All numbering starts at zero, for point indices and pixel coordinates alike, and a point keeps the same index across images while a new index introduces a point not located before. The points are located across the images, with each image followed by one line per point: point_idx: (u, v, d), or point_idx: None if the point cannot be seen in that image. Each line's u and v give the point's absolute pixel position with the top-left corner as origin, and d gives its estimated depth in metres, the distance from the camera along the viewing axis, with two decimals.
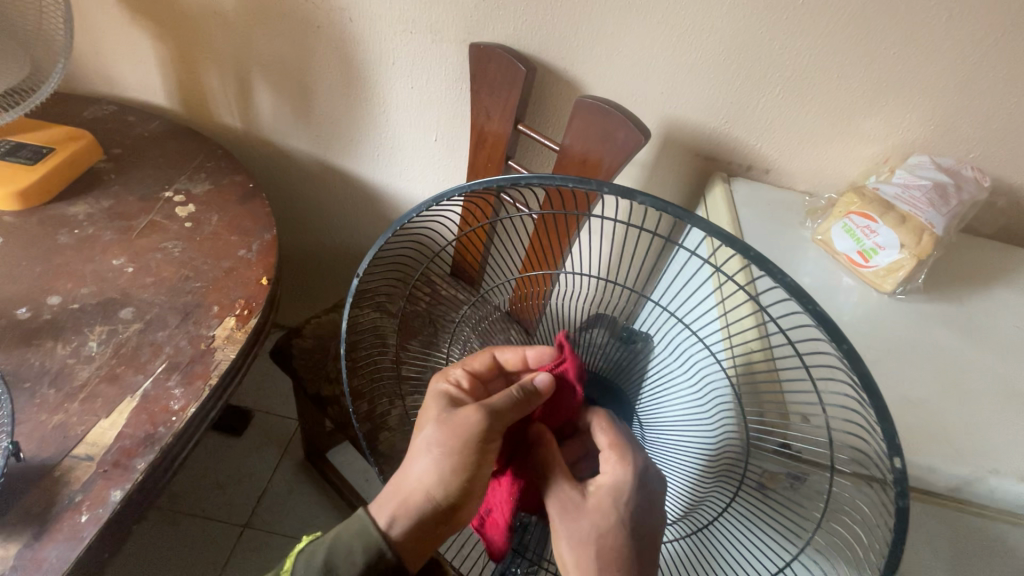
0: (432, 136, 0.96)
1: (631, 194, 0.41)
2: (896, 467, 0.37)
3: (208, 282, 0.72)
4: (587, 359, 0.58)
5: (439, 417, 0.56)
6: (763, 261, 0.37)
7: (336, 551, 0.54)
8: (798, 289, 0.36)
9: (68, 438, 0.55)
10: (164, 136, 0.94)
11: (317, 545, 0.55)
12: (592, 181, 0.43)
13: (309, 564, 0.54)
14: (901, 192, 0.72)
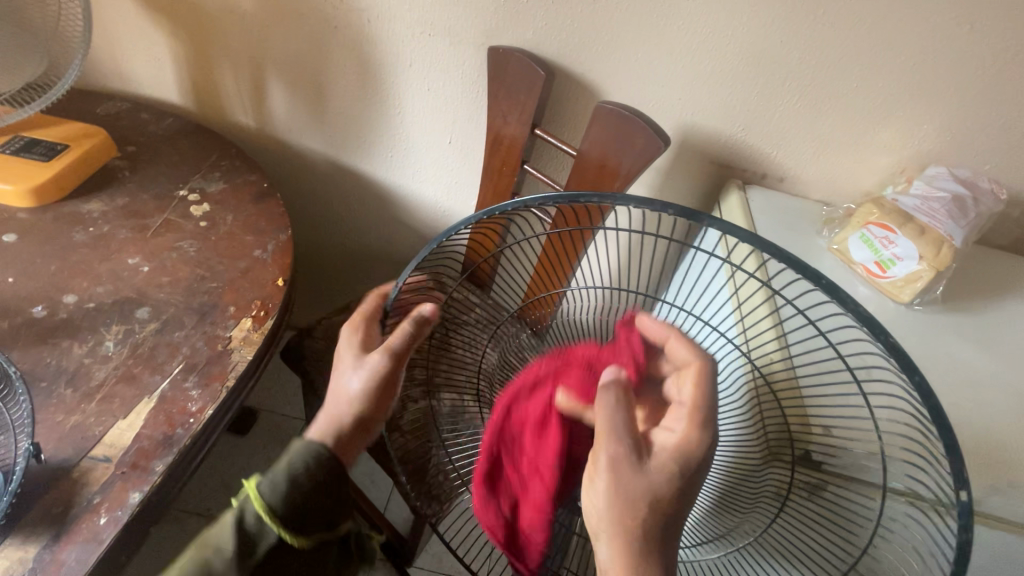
0: (447, 139, 0.95)
1: (698, 217, 0.45)
2: (963, 499, 0.37)
3: (224, 282, 0.72)
4: None
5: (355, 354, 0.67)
6: (833, 288, 0.39)
7: (293, 464, 0.57)
8: (870, 317, 0.38)
9: (85, 439, 0.55)
10: (178, 133, 0.93)
11: (268, 476, 0.56)
12: (658, 203, 0.46)
13: (272, 489, 0.55)
14: (920, 205, 0.72)
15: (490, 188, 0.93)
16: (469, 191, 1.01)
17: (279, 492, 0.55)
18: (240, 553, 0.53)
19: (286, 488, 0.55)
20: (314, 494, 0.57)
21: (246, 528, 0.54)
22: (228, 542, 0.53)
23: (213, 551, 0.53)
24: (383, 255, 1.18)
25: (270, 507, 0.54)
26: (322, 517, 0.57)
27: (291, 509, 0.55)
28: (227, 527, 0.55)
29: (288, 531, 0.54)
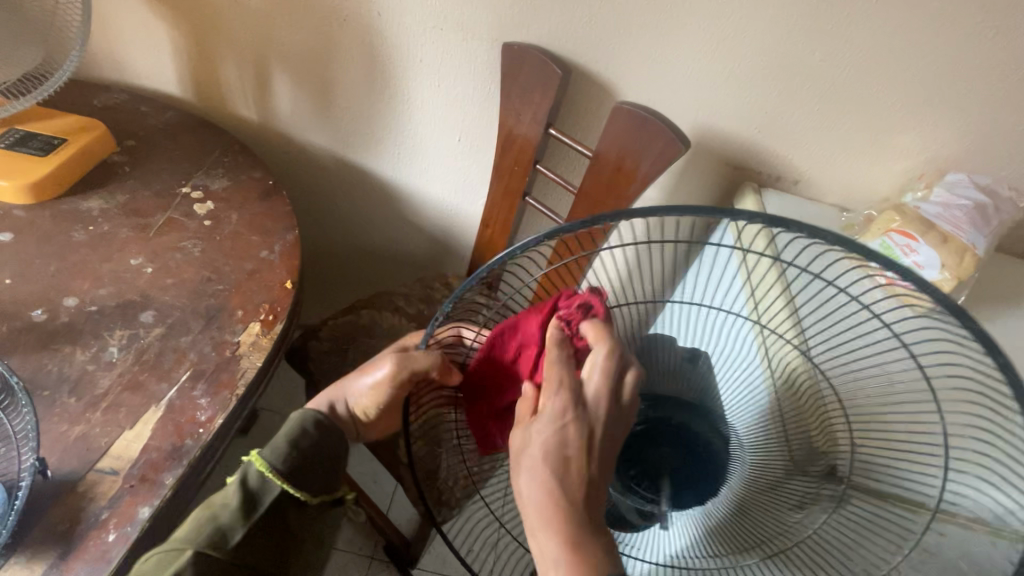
0: (457, 136, 0.92)
1: (788, 224, 0.39)
2: None
3: (230, 285, 0.69)
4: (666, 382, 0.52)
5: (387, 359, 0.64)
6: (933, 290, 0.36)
7: (292, 430, 0.57)
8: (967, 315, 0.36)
9: (91, 451, 0.53)
10: (178, 127, 0.90)
11: (270, 442, 0.55)
12: (734, 212, 0.41)
13: (276, 449, 0.55)
14: (941, 212, 0.71)
15: (501, 187, 0.91)
16: (479, 188, 0.98)
17: (284, 451, 0.55)
18: (244, 511, 0.51)
19: (289, 448, 0.55)
20: (314, 456, 0.56)
21: (250, 488, 0.53)
22: (233, 498, 0.52)
23: (217, 509, 0.51)
24: (388, 253, 1.15)
25: (275, 466, 0.54)
26: (323, 478, 0.57)
27: (296, 467, 0.54)
28: (229, 488, 0.53)
29: (294, 488, 0.53)
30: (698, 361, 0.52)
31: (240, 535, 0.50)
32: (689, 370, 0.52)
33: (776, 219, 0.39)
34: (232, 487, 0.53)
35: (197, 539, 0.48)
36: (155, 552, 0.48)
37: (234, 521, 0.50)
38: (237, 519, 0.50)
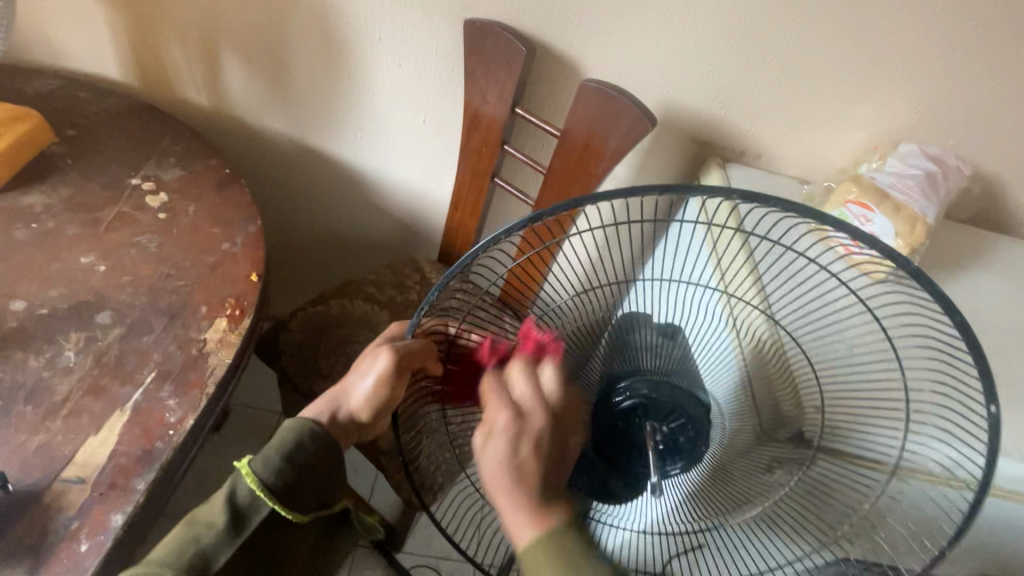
0: (420, 117, 0.90)
1: (767, 200, 0.40)
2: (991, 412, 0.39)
3: (191, 280, 0.67)
4: (655, 361, 0.52)
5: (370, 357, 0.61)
6: (892, 254, 0.39)
7: (287, 447, 0.54)
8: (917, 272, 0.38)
9: (55, 460, 0.51)
10: (123, 114, 0.85)
11: (264, 453, 0.53)
12: (716, 189, 0.41)
13: (268, 465, 0.52)
14: (895, 181, 0.74)
15: (469, 170, 0.90)
16: (445, 170, 0.96)
17: (278, 469, 0.52)
18: (229, 532, 0.50)
19: (284, 464, 0.53)
20: (313, 472, 0.54)
21: (239, 504, 0.52)
22: (219, 518, 0.51)
23: (200, 530, 0.50)
24: (356, 240, 1.13)
25: (267, 484, 0.52)
26: (316, 494, 0.55)
27: (289, 484, 0.53)
28: (217, 502, 0.52)
29: (285, 507, 0.52)
30: (676, 336, 0.52)
31: (225, 558, 0.50)
32: (671, 348, 0.52)
33: (751, 194, 0.41)
34: (218, 505, 0.51)
35: (177, 562, 0.48)
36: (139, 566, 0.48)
37: (218, 544, 0.50)
38: (221, 541, 0.50)
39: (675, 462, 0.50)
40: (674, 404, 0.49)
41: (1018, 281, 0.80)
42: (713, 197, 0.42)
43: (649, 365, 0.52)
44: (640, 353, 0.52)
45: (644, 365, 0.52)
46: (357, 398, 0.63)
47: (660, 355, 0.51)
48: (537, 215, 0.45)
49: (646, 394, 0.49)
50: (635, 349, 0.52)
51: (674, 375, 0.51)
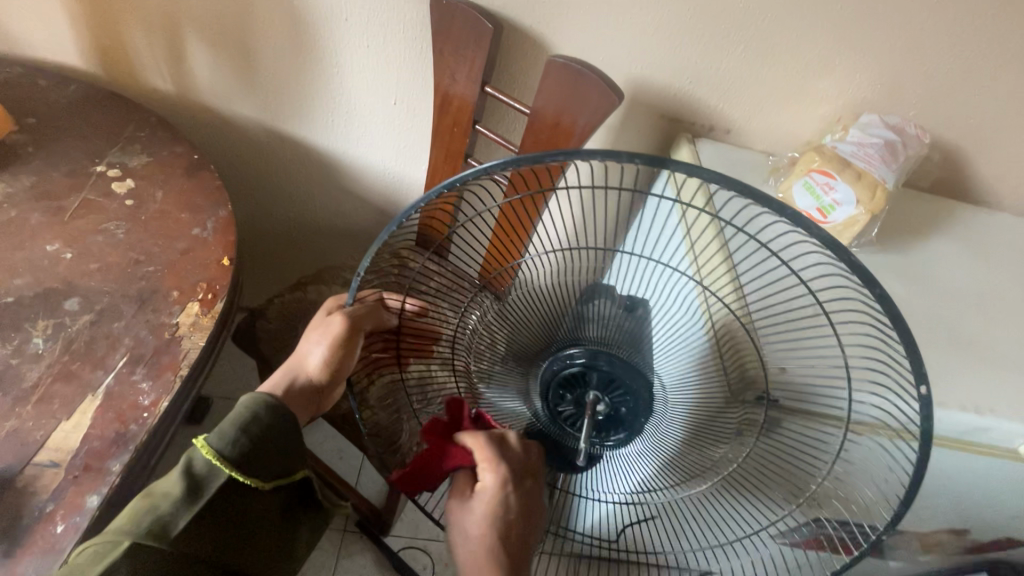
0: (391, 99, 0.90)
1: (665, 162, 0.41)
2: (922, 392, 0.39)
3: (162, 265, 0.66)
4: (602, 333, 0.52)
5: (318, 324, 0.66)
6: (799, 218, 0.39)
7: (243, 418, 0.54)
8: (832, 242, 0.39)
9: (26, 446, 0.51)
10: (85, 102, 0.83)
11: (220, 426, 0.54)
12: (622, 155, 0.42)
13: (224, 436, 0.52)
14: (857, 150, 0.75)
15: (441, 151, 0.89)
16: (419, 152, 0.96)
17: (233, 438, 0.52)
18: (187, 499, 0.50)
19: (239, 433, 0.53)
20: (271, 440, 0.54)
21: (196, 475, 0.51)
22: (174, 486, 0.50)
23: (158, 500, 0.49)
24: (332, 226, 1.12)
25: (224, 453, 0.52)
26: (277, 462, 0.55)
27: (246, 453, 0.53)
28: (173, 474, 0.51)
29: (245, 475, 0.52)
30: (637, 310, 0.51)
31: (185, 522, 0.48)
32: (627, 321, 0.51)
33: (656, 158, 0.42)
34: (175, 476, 0.51)
35: (136, 530, 0.47)
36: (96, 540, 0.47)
37: (177, 510, 0.49)
38: (180, 508, 0.49)
39: (614, 431, 0.54)
40: (611, 376, 0.51)
41: (976, 246, 0.83)
42: (620, 164, 0.42)
43: (594, 335, 0.52)
44: (589, 322, 0.52)
45: (587, 335, 0.52)
46: (313, 361, 0.64)
47: (610, 327, 0.51)
48: (482, 167, 0.49)
49: (586, 363, 0.52)
50: (583, 320, 0.52)
51: (615, 345, 0.51)
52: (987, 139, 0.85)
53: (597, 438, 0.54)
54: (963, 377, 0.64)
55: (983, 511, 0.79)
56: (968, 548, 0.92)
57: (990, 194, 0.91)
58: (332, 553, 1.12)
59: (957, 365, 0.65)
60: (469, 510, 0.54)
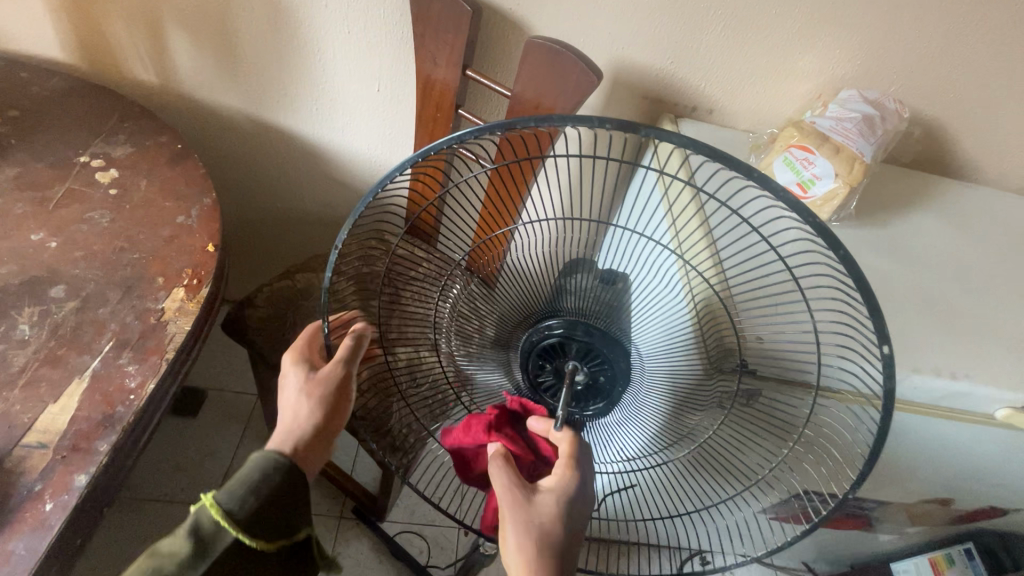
0: (375, 86, 0.90)
1: (635, 127, 0.39)
2: (884, 353, 0.38)
3: (146, 252, 0.67)
4: (581, 304, 0.52)
5: (301, 377, 0.61)
6: (765, 180, 0.37)
7: (253, 476, 0.53)
8: (798, 203, 0.37)
9: (14, 428, 0.52)
10: (67, 94, 0.84)
11: (229, 484, 0.52)
12: (590, 119, 0.41)
13: (234, 494, 0.51)
14: (834, 124, 0.76)
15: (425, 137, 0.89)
16: (404, 140, 0.96)
17: (243, 499, 0.51)
18: (192, 564, 0.47)
19: (250, 494, 0.51)
20: (280, 501, 0.53)
21: (203, 537, 0.49)
22: (182, 545, 0.48)
23: (161, 560, 0.47)
24: (320, 216, 1.13)
25: (235, 512, 0.50)
26: (282, 525, 0.53)
27: (255, 516, 0.51)
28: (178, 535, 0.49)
29: (252, 539, 0.50)
30: (615, 283, 0.51)
31: None
32: (604, 293, 0.51)
33: (625, 121, 0.40)
34: (181, 533, 0.49)
35: None
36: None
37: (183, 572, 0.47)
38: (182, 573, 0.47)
39: (594, 401, 0.55)
40: (589, 346, 0.52)
41: (956, 219, 0.84)
42: (588, 128, 0.41)
43: (572, 306, 0.52)
44: (567, 295, 0.52)
45: (565, 306, 0.52)
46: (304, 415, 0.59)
47: (587, 299, 0.51)
48: (454, 137, 0.47)
49: (563, 333, 0.52)
50: (563, 292, 0.52)
51: (593, 316, 0.51)
52: (967, 113, 0.85)
53: (576, 409, 0.55)
54: (941, 345, 0.65)
55: (965, 479, 0.80)
56: (954, 518, 0.93)
57: (972, 168, 0.92)
58: (328, 539, 1.13)
59: (934, 333, 0.66)
60: (542, 508, 0.50)
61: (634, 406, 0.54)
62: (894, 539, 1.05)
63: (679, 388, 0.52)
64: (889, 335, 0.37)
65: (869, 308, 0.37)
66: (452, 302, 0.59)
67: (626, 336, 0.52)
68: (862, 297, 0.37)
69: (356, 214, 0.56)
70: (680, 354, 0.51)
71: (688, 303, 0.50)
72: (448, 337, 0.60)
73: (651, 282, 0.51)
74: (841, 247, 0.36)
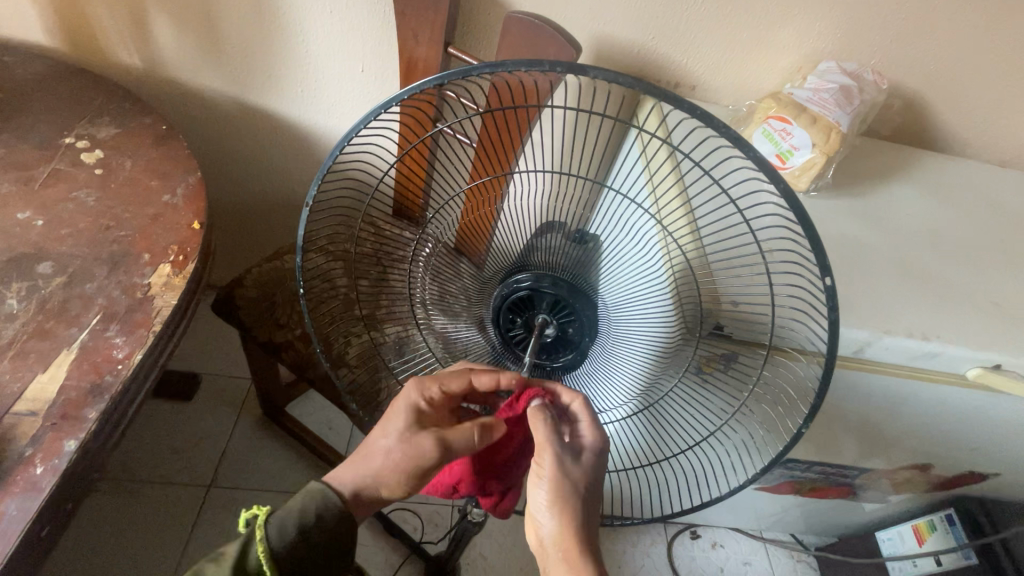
0: (359, 67, 0.90)
1: (585, 69, 0.39)
2: (827, 284, 0.40)
3: (132, 230, 0.68)
4: (550, 260, 0.53)
5: (403, 432, 0.55)
6: (708, 117, 0.37)
7: (305, 518, 0.56)
8: (739, 137, 0.37)
9: (4, 397, 0.53)
10: (51, 77, 0.84)
11: (287, 513, 0.56)
12: (543, 63, 0.41)
13: (283, 533, 0.54)
14: (812, 95, 0.77)
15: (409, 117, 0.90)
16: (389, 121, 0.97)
17: (290, 539, 0.54)
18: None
19: (296, 536, 0.55)
20: (322, 547, 0.56)
21: (247, 567, 0.54)
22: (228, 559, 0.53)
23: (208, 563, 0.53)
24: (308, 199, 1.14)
25: (274, 548, 0.54)
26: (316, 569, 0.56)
27: (296, 557, 0.55)
28: (224, 564, 0.53)
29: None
30: (587, 243, 0.52)
31: None
32: (574, 250, 0.52)
33: (575, 65, 0.40)
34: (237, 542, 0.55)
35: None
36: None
37: None
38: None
39: (564, 352, 0.57)
40: (558, 297, 0.53)
41: (934, 189, 0.85)
42: (541, 72, 0.41)
43: (541, 262, 0.54)
44: (536, 251, 0.53)
45: (534, 262, 0.54)
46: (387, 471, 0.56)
47: (555, 256, 0.52)
48: (415, 87, 0.47)
49: (531, 286, 0.53)
50: (533, 249, 0.53)
51: (561, 270, 0.53)
52: (946, 85, 0.86)
53: (545, 359, 0.57)
54: (914, 307, 0.66)
55: (943, 443, 0.82)
56: (935, 485, 0.95)
57: (951, 140, 0.93)
58: None
59: (908, 298, 0.67)
60: (584, 462, 0.52)
61: (604, 361, 0.56)
62: (879, 508, 1.07)
63: (646, 342, 0.53)
64: (830, 267, 0.39)
65: (811, 242, 0.38)
66: (424, 265, 0.60)
67: (593, 289, 0.53)
68: (803, 229, 0.38)
69: (323, 173, 0.52)
70: (646, 306, 0.52)
71: (655, 257, 0.50)
72: (424, 303, 0.62)
73: (620, 238, 0.51)
74: (780, 181, 0.37)
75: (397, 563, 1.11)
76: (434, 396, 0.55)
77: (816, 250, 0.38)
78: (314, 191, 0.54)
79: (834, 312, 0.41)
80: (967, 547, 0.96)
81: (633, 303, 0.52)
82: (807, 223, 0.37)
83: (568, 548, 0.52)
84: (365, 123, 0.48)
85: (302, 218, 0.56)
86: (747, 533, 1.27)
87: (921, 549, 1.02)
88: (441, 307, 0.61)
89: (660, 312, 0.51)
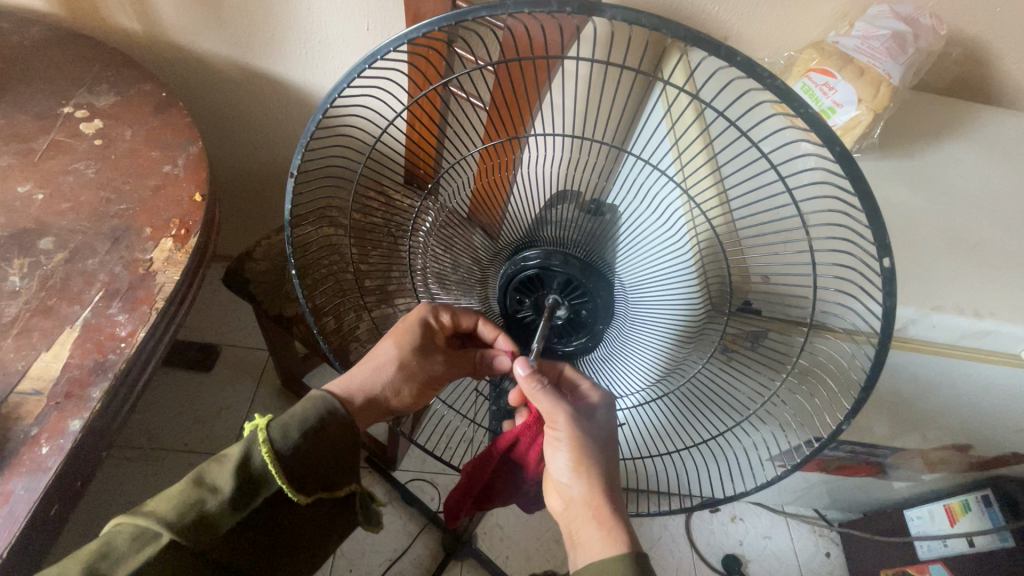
0: (363, 26, 0.84)
1: (599, 9, 0.33)
2: (885, 266, 0.35)
3: (134, 203, 0.66)
4: (560, 234, 0.49)
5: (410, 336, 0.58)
6: (749, 65, 0.32)
7: (308, 422, 0.52)
8: (787, 90, 0.32)
9: (9, 376, 0.52)
10: (49, 44, 0.81)
11: (284, 421, 0.51)
12: (551, 2, 0.35)
13: (288, 437, 0.50)
14: (860, 43, 0.69)
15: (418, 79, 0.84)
16: None
17: (295, 445, 0.51)
18: (233, 503, 0.48)
19: (302, 441, 0.51)
20: (325, 453, 0.53)
21: (251, 470, 0.50)
22: (226, 485, 0.48)
23: (204, 493, 0.48)
24: None
25: (280, 456, 0.50)
26: (324, 476, 0.53)
27: (302, 463, 0.51)
28: (228, 467, 0.49)
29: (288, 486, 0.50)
30: (602, 212, 0.47)
31: (226, 529, 0.48)
32: (588, 222, 0.47)
33: (588, 5, 0.34)
34: (228, 468, 0.49)
35: (177, 521, 0.46)
36: (134, 521, 0.46)
37: (222, 512, 0.48)
38: (225, 511, 0.48)
39: (576, 335, 0.54)
40: (568, 277, 0.49)
41: (993, 149, 0.76)
42: (549, 13, 0.36)
43: (550, 237, 0.49)
44: (546, 224, 0.49)
45: (543, 237, 0.49)
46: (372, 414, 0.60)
47: (566, 229, 0.48)
48: (403, 36, 0.41)
49: (540, 263, 0.50)
50: (542, 224, 0.49)
51: (573, 244, 0.48)
52: (1014, 28, 0.76)
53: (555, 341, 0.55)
54: (964, 281, 0.60)
55: (986, 424, 0.77)
56: (972, 465, 0.90)
57: (1012, 92, 0.83)
58: None
59: (959, 270, 0.61)
60: (595, 420, 0.51)
61: (629, 342, 0.52)
62: (909, 485, 1.03)
63: (671, 322, 0.49)
64: (890, 246, 0.34)
65: (868, 216, 0.33)
66: (424, 238, 0.57)
67: (610, 267, 0.49)
68: (861, 201, 0.33)
69: (306, 138, 0.47)
70: (667, 284, 0.47)
71: (683, 233, 0.45)
72: (424, 276, 0.60)
73: (642, 210, 0.46)
74: (837, 144, 0.31)
75: (414, 531, 1.13)
76: (444, 319, 0.59)
77: (874, 223, 0.34)
78: (298, 159, 0.49)
79: (890, 297, 0.36)
80: (1002, 530, 0.90)
81: (653, 283, 0.48)
82: (865, 192, 0.32)
83: (600, 500, 0.49)
84: (348, 81, 0.44)
85: (287, 189, 0.52)
86: (768, 507, 1.24)
87: (954, 529, 0.98)
88: (444, 282, 0.59)
89: (687, 291, 0.47)
